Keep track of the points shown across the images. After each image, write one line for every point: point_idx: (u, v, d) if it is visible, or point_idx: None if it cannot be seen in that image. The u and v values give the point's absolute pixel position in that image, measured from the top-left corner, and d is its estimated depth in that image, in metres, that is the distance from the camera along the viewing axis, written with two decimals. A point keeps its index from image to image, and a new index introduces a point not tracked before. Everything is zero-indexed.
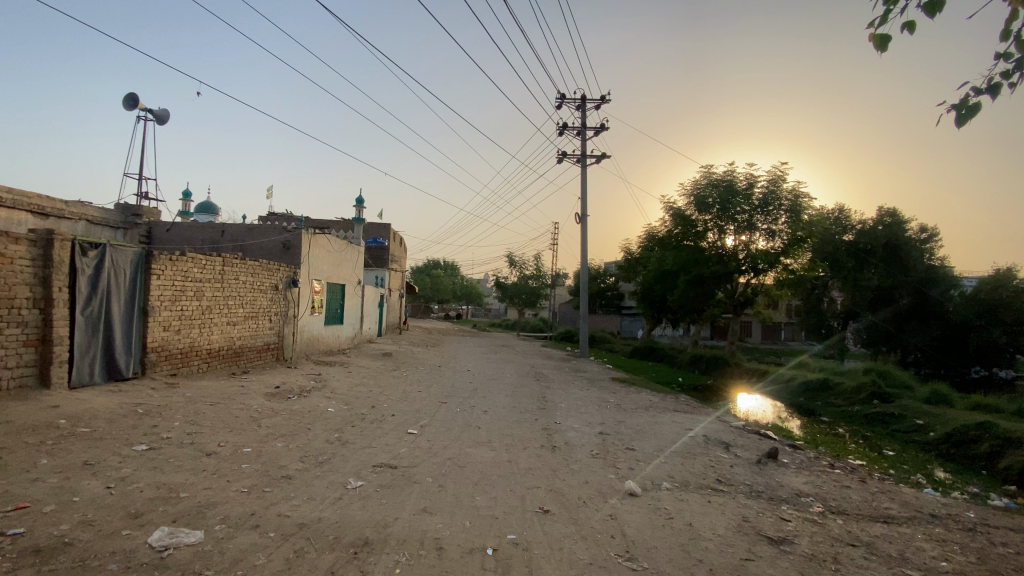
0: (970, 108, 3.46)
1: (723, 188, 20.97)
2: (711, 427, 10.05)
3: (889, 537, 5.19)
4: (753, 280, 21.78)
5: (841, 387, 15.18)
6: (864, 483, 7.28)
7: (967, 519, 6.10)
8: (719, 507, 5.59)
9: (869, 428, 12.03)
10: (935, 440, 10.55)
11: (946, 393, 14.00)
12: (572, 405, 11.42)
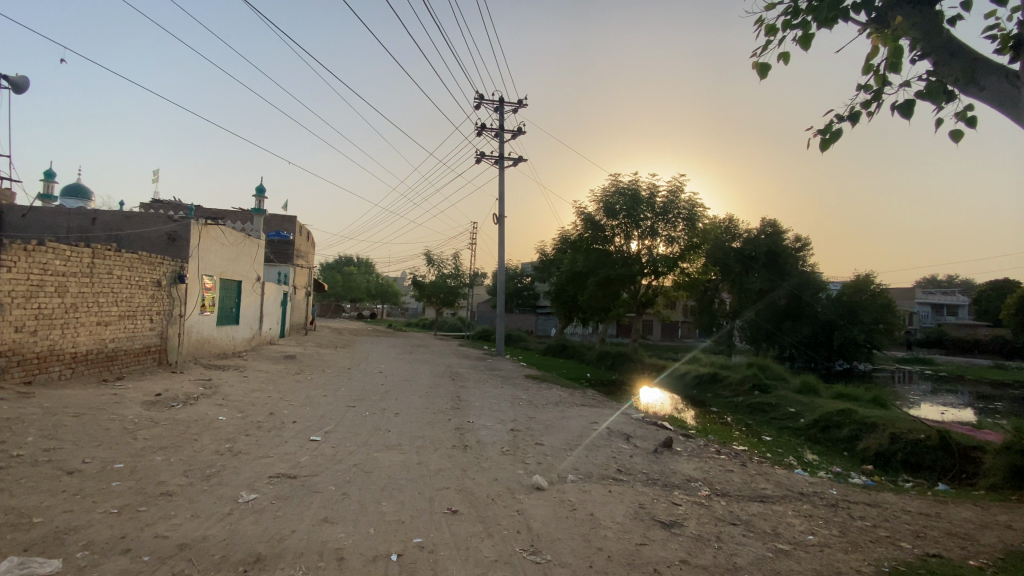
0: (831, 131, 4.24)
1: (628, 196, 22.27)
2: (615, 420, 10.60)
3: (763, 514, 5.80)
4: (654, 281, 23.34)
5: (728, 379, 16.76)
6: (744, 466, 8.08)
7: (830, 496, 6.97)
8: (618, 496, 5.90)
9: (751, 416, 13.39)
10: (805, 425, 11.95)
11: (813, 383, 16.01)
12: (485, 404, 11.48)
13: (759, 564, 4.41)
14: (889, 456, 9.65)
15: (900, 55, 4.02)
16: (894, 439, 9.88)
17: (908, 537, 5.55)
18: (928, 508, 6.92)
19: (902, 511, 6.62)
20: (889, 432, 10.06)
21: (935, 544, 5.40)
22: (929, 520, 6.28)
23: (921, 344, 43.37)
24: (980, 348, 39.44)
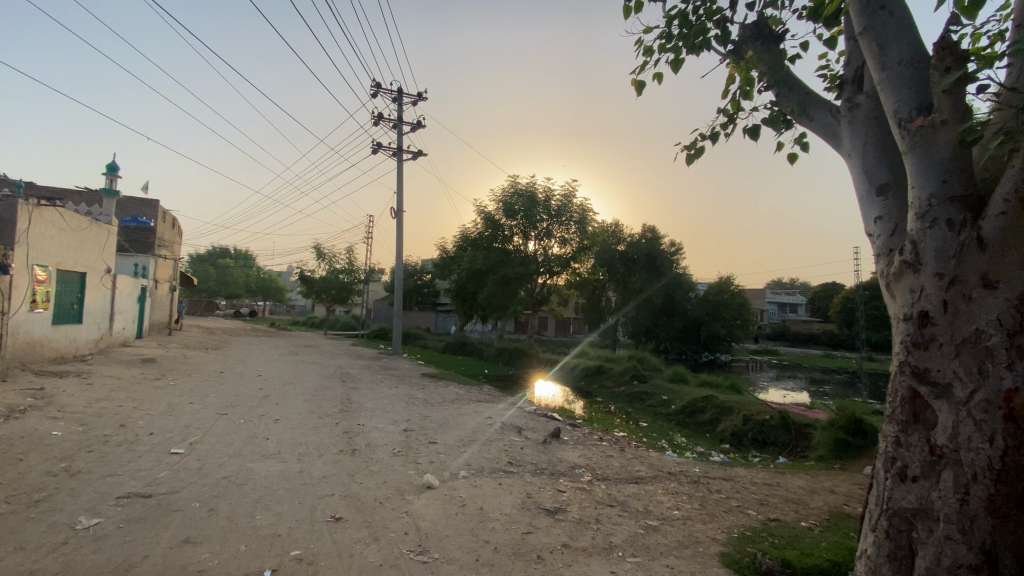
0: (696, 148, 4.74)
1: (525, 197, 22.91)
2: (508, 415, 10.84)
3: (638, 495, 6.31)
4: (549, 280, 24.29)
5: (612, 370, 18.00)
6: (623, 451, 8.72)
7: (694, 474, 7.81)
8: (507, 488, 6.05)
9: (631, 404, 14.53)
10: (676, 411, 13.20)
11: (683, 372, 17.82)
12: (377, 405, 11.10)
13: (631, 540, 4.79)
14: (742, 434, 11.07)
15: (750, 84, 4.58)
16: (746, 419, 11.35)
17: (754, 505, 6.42)
18: (770, 478, 8.04)
19: (750, 482, 7.62)
20: (742, 415, 11.51)
21: (773, 509, 6.30)
22: (770, 489, 7.30)
23: (770, 338, 50.29)
24: (813, 340, 46.74)
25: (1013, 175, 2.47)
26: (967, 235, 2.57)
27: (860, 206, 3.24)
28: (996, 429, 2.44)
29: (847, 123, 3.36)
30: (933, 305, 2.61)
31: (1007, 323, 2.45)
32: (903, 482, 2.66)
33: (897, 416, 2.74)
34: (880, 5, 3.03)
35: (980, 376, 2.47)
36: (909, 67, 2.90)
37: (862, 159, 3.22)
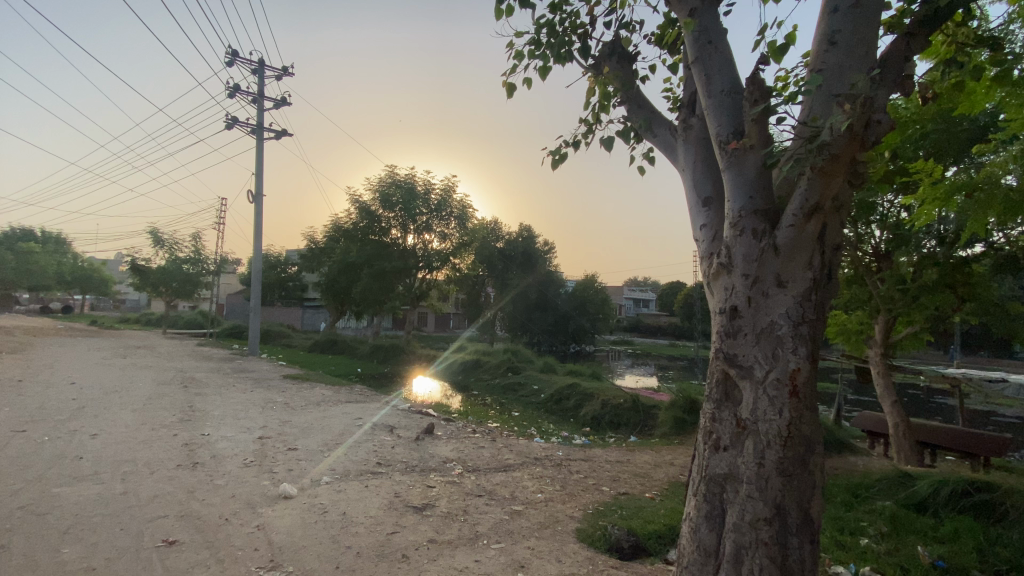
0: (560, 155, 5.06)
1: (405, 189, 22.33)
2: (379, 413, 10.49)
3: (505, 482, 6.55)
4: (428, 276, 23.94)
5: (488, 363, 18.41)
6: (494, 441, 8.97)
7: (558, 457, 8.34)
8: (374, 489, 5.85)
9: (504, 396, 15.01)
10: (545, 399, 13.93)
11: (553, 363, 18.89)
12: (228, 411, 9.96)
13: (496, 527, 4.96)
14: (601, 418, 12.08)
15: (607, 99, 4.97)
16: (604, 404, 12.41)
17: (607, 482, 7.08)
18: (622, 456, 8.93)
19: (606, 461, 8.38)
20: (601, 400, 12.56)
21: (624, 484, 7.02)
22: (622, 466, 8.09)
23: (629, 330, 55.68)
24: (662, 331, 52.83)
25: (800, 193, 2.95)
26: (766, 242, 3.02)
27: (691, 214, 3.69)
28: (784, 402, 2.88)
29: (682, 140, 3.81)
30: (740, 300, 3.05)
31: (793, 316, 2.92)
32: (717, 451, 3.03)
33: (713, 395, 3.13)
34: (708, 40, 3.46)
35: (773, 359, 2.91)
36: (728, 97, 3.35)
37: (694, 174, 3.68)
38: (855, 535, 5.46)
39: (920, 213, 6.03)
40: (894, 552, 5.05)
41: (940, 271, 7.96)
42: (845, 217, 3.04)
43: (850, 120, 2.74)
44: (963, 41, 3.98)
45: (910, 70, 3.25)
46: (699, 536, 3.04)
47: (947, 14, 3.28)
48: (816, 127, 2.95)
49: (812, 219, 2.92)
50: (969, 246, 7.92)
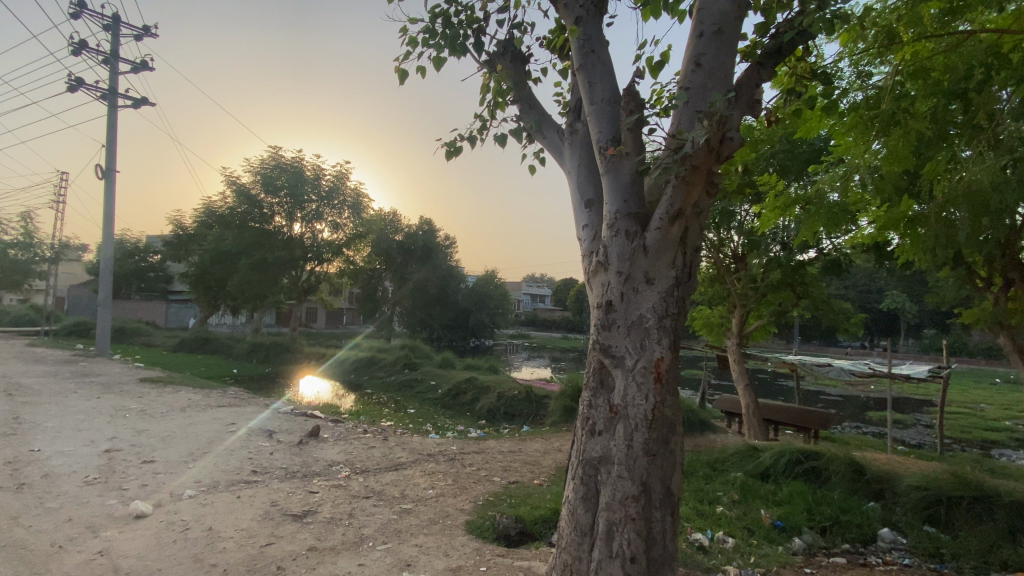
0: (455, 147, 5.03)
1: (291, 173, 20.76)
2: (258, 418, 9.66)
3: (395, 481, 6.40)
4: (318, 268, 22.51)
5: (383, 360, 17.82)
6: (385, 440, 8.72)
7: (451, 452, 8.34)
8: (248, 500, 5.38)
9: (400, 393, 14.65)
10: (441, 395, 13.84)
11: (451, 358, 18.82)
12: (65, 422, 8.52)
13: (383, 528, 4.83)
14: (496, 410, 12.33)
15: (502, 96, 5.02)
16: (499, 397, 12.68)
17: (499, 472, 7.24)
18: (514, 446, 9.18)
19: (498, 452, 8.55)
20: (497, 393, 12.80)
21: (514, 473, 7.24)
22: (514, 456, 8.32)
23: (526, 324, 57.38)
24: (557, 325, 55.20)
25: (667, 199, 3.23)
26: (637, 243, 3.27)
27: (575, 214, 3.88)
28: (650, 388, 3.13)
29: (568, 143, 3.98)
30: (614, 296, 3.28)
31: (658, 310, 3.20)
32: (592, 435, 3.23)
33: (590, 383, 3.34)
34: (591, 49, 3.63)
35: (641, 349, 3.16)
36: (608, 105, 3.55)
37: (578, 176, 3.87)
38: (712, 504, 6.18)
39: (767, 219, 6.91)
40: (743, 517, 5.78)
41: (783, 272, 9.28)
42: (704, 222, 3.37)
43: (707, 135, 3.04)
44: (801, 74, 4.61)
45: (759, 95, 3.69)
46: (576, 517, 3.20)
47: (789, 49, 3.78)
48: (681, 140, 3.24)
49: (675, 223, 3.21)
50: (804, 251, 9.28)
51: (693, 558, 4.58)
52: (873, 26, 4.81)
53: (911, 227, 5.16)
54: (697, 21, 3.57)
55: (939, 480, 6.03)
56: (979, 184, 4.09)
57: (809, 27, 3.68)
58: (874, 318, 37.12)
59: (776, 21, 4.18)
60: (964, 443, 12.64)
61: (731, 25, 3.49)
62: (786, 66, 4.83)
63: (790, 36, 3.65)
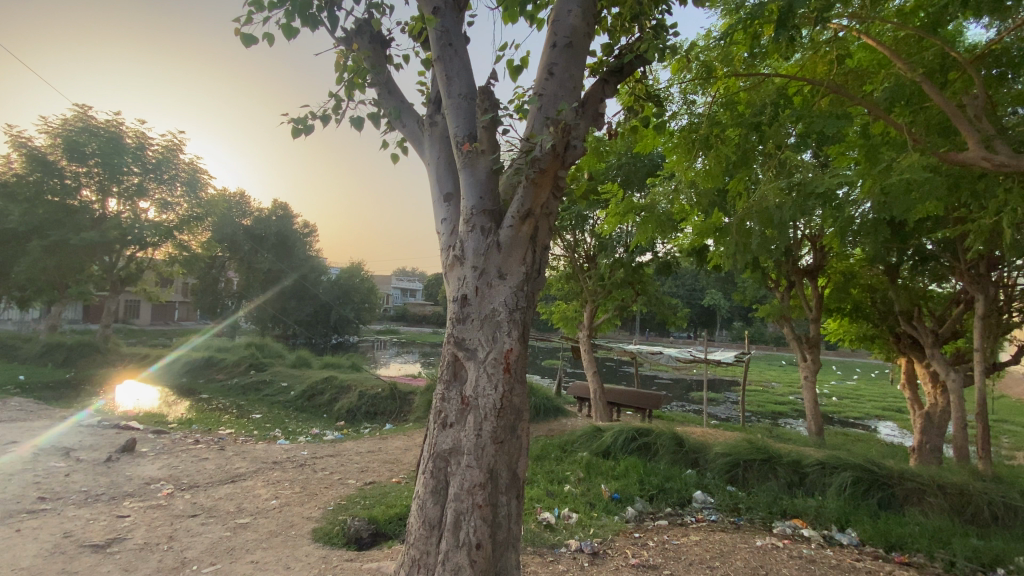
0: (304, 128, 4.08)
1: (104, 139, 17.28)
2: (50, 433, 7.94)
3: (231, 495, 5.75)
4: (140, 253, 19.39)
5: (225, 360, 15.89)
6: (222, 450, 7.77)
7: (301, 457, 7.76)
8: (29, 533, 4.40)
9: (244, 397, 13.23)
10: (294, 397, 12.76)
11: (307, 356, 17.48)
12: None
13: (212, 548, 4.31)
14: (356, 410, 11.81)
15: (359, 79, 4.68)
16: (360, 395, 12.16)
17: (354, 474, 6.92)
18: (372, 445, 8.86)
19: (355, 453, 8.18)
20: (357, 392, 12.26)
21: (370, 473, 6.97)
22: (372, 456, 8.04)
23: (393, 319, 55.92)
24: (426, 320, 54.80)
25: (518, 197, 3.28)
26: (491, 239, 3.30)
27: (433, 208, 3.75)
28: (499, 379, 3.15)
29: (427, 133, 3.84)
30: (468, 290, 3.27)
31: (509, 303, 3.23)
32: (444, 428, 3.18)
33: (443, 376, 3.29)
34: (448, 42, 3.58)
35: (492, 341, 3.17)
36: (465, 100, 3.52)
37: (437, 169, 3.73)
38: (560, 484, 6.68)
39: (612, 222, 7.61)
40: (586, 493, 6.34)
41: (625, 271, 10.33)
42: (554, 222, 3.49)
43: (553, 140, 3.17)
44: (639, 94, 5.11)
45: (603, 109, 3.98)
46: (425, 511, 3.15)
47: (629, 70, 4.15)
48: (533, 144, 3.33)
49: (526, 222, 3.27)
50: (643, 253, 10.42)
51: (540, 537, 4.87)
52: (697, 60, 5.56)
53: (720, 235, 6.09)
54: (550, 32, 3.73)
55: (738, 447, 7.24)
56: (767, 203, 4.99)
57: (646, 52, 4.09)
58: (699, 313, 43.49)
59: (619, 43, 4.57)
60: (760, 415, 15.40)
61: (580, 40, 3.70)
62: (626, 86, 5.30)
63: (630, 58, 4.00)
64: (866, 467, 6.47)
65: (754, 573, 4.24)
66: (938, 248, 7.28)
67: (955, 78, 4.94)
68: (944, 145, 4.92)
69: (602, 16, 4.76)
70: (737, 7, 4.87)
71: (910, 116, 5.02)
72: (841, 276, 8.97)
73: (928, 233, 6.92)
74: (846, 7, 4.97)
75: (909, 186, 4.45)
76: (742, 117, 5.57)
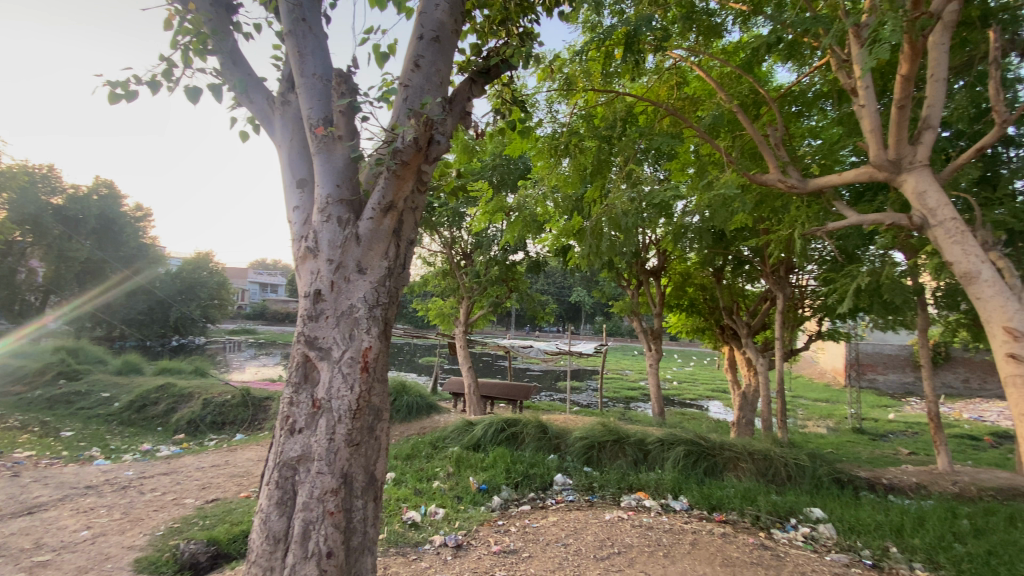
0: (127, 93, 3.30)
1: None
2: None
3: (25, 530, 4.72)
4: None
5: (19, 369, 12.90)
6: (13, 478, 6.31)
7: (125, 478, 6.64)
8: None
9: (47, 412, 10.76)
10: (118, 409, 10.85)
11: (137, 361, 14.99)
12: None
13: None
14: (199, 420, 10.45)
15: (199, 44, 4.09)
16: (205, 403, 10.78)
17: (193, 493, 6.12)
18: (219, 459, 7.91)
19: (195, 469, 7.22)
20: (201, 400, 10.85)
21: (213, 491, 6.20)
22: (217, 471, 7.19)
23: (250, 317, 50.57)
24: (290, 317, 50.56)
25: (379, 189, 3.08)
26: (349, 230, 3.09)
27: (285, 194, 3.43)
28: (356, 378, 2.96)
29: (278, 113, 3.50)
30: (323, 285, 3.04)
31: (369, 299, 3.05)
32: (292, 434, 2.94)
33: (293, 379, 3.04)
34: (301, 17, 3.31)
35: (349, 339, 2.98)
36: (320, 82, 3.28)
37: (289, 153, 3.41)
38: (429, 480, 6.66)
39: (484, 219, 7.75)
40: (454, 487, 6.39)
41: (499, 269, 10.58)
42: (421, 217, 3.35)
43: (415, 132, 2.99)
44: (505, 98, 5.23)
45: (471, 108, 3.94)
46: (269, 524, 2.90)
47: (496, 73, 4.16)
48: (395, 135, 3.15)
49: (388, 215, 3.10)
50: (515, 252, 10.77)
51: (403, 537, 4.80)
52: (561, 71, 5.89)
53: (579, 235, 6.55)
54: (417, 24, 3.56)
55: (595, 431, 7.88)
56: (618, 208, 5.49)
57: (512, 58, 4.15)
58: (566, 309, 46.47)
59: (487, 44, 4.62)
60: (615, 401, 16.99)
61: (448, 35, 3.60)
62: (494, 88, 5.41)
63: (496, 61, 4.01)
64: (696, 442, 7.47)
65: (602, 544, 4.65)
66: (752, 254, 8.65)
67: (764, 112, 5.93)
68: (754, 167, 5.87)
69: (471, 16, 4.78)
70: (595, 25, 5.26)
71: (729, 140, 5.97)
72: (680, 276, 10.20)
73: (744, 240, 8.21)
74: (684, 40, 5.66)
75: (726, 200, 5.22)
76: (597, 128, 6.08)
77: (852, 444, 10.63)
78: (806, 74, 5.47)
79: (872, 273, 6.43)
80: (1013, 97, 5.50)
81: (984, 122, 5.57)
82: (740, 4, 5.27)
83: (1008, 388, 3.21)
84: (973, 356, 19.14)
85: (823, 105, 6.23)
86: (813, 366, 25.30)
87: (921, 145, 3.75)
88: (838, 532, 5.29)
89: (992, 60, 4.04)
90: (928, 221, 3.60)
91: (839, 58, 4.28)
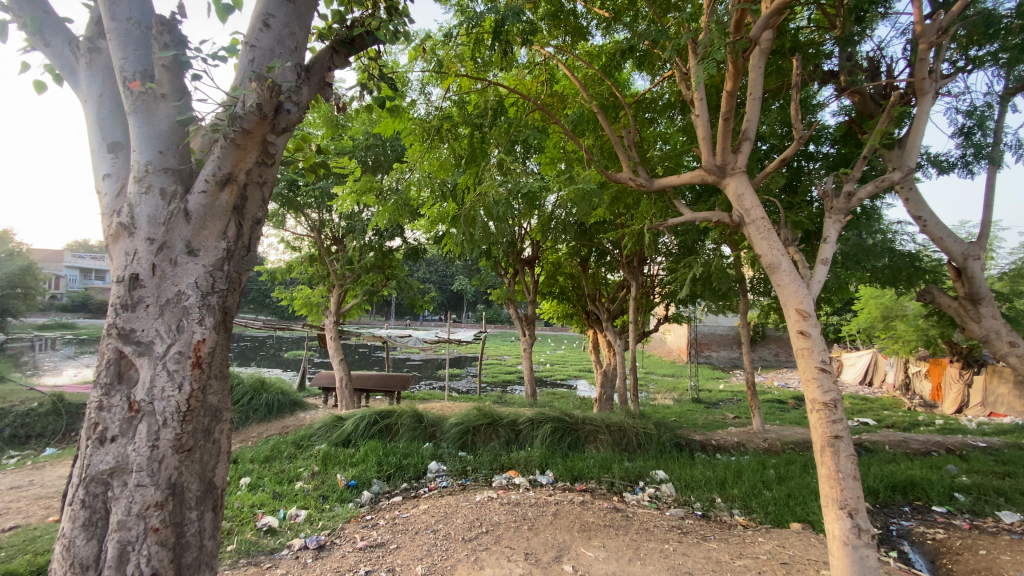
0: None
1: None
2: None
3: None
4: None
5: None
6: None
7: None
8: None
9: None
10: None
11: None
12: None
13: None
14: None
15: None
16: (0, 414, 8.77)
17: None
18: (19, 479, 6.50)
19: None
20: None
21: (10, 517, 5.08)
22: (18, 493, 5.92)
23: (68, 309, 41.99)
24: None
25: (213, 159, 2.71)
26: (175, 205, 2.69)
27: (92, 159, 2.87)
28: (185, 376, 2.59)
29: (84, 62, 2.89)
30: (142, 268, 2.62)
31: (201, 286, 2.68)
32: (102, 444, 2.51)
33: (103, 379, 2.58)
34: None
35: (176, 331, 2.60)
36: (136, 30, 2.78)
37: (97, 110, 2.85)
38: (291, 482, 6.20)
39: (352, 200, 7.30)
40: (319, 487, 6.01)
41: (375, 256, 10.13)
42: (269, 193, 3.03)
43: (257, 97, 2.64)
44: (374, 73, 4.93)
45: (332, 80, 3.62)
46: (74, 551, 2.45)
47: (360, 45, 3.82)
48: (233, 100, 2.76)
49: (225, 189, 2.75)
50: (392, 238, 10.40)
51: (256, 546, 4.41)
52: (435, 53, 5.77)
53: (453, 221, 6.51)
54: None
55: (470, 416, 8.00)
56: (490, 196, 5.55)
57: (377, 31, 3.82)
58: (447, 298, 46.34)
59: (351, 13, 4.27)
60: (493, 385, 17.47)
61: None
62: (361, 63, 5.09)
63: (360, 32, 3.66)
64: (562, 419, 7.97)
65: (471, 525, 4.76)
66: (613, 246, 9.39)
67: (621, 115, 6.45)
68: (611, 165, 6.37)
69: None
70: (468, 10, 5.23)
71: (591, 139, 6.41)
72: (551, 265, 10.73)
73: (606, 232, 8.87)
74: (554, 38, 5.89)
75: (585, 194, 5.56)
76: (470, 115, 6.00)
77: (692, 412, 12.22)
78: (656, 83, 6.06)
79: (706, 264, 7.37)
80: (811, 120, 6.65)
81: (790, 138, 6.65)
82: (603, 10, 5.63)
83: (798, 358, 3.90)
84: (782, 335, 23.22)
85: (672, 113, 6.96)
86: (663, 346, 28.62)
87: (740, 154, 4.35)
88: (676, 490, 6.03)
89: (794, 86, 4.84)
90: (745, 219, 4.21)
91: (682, 71, 4.78)
